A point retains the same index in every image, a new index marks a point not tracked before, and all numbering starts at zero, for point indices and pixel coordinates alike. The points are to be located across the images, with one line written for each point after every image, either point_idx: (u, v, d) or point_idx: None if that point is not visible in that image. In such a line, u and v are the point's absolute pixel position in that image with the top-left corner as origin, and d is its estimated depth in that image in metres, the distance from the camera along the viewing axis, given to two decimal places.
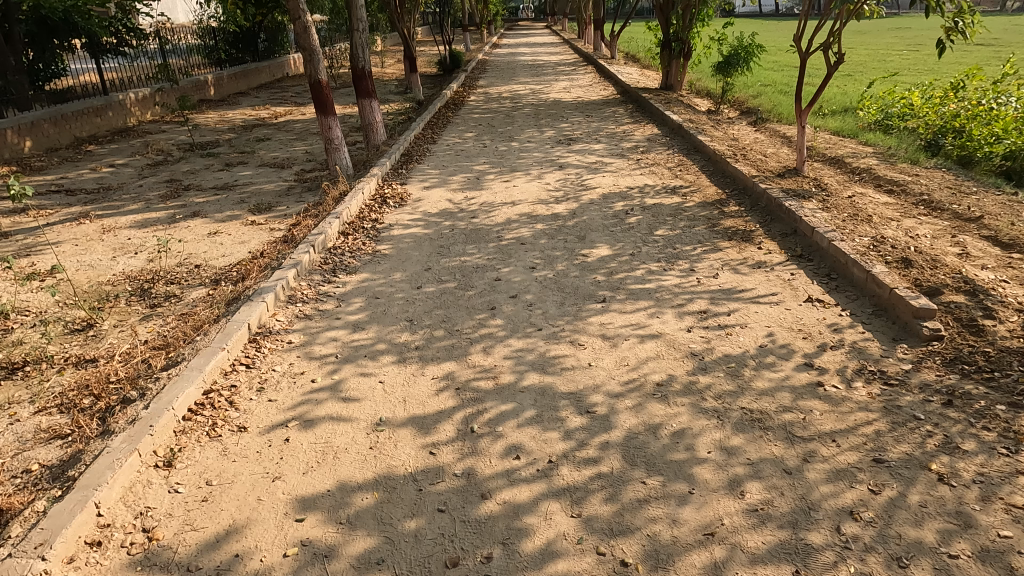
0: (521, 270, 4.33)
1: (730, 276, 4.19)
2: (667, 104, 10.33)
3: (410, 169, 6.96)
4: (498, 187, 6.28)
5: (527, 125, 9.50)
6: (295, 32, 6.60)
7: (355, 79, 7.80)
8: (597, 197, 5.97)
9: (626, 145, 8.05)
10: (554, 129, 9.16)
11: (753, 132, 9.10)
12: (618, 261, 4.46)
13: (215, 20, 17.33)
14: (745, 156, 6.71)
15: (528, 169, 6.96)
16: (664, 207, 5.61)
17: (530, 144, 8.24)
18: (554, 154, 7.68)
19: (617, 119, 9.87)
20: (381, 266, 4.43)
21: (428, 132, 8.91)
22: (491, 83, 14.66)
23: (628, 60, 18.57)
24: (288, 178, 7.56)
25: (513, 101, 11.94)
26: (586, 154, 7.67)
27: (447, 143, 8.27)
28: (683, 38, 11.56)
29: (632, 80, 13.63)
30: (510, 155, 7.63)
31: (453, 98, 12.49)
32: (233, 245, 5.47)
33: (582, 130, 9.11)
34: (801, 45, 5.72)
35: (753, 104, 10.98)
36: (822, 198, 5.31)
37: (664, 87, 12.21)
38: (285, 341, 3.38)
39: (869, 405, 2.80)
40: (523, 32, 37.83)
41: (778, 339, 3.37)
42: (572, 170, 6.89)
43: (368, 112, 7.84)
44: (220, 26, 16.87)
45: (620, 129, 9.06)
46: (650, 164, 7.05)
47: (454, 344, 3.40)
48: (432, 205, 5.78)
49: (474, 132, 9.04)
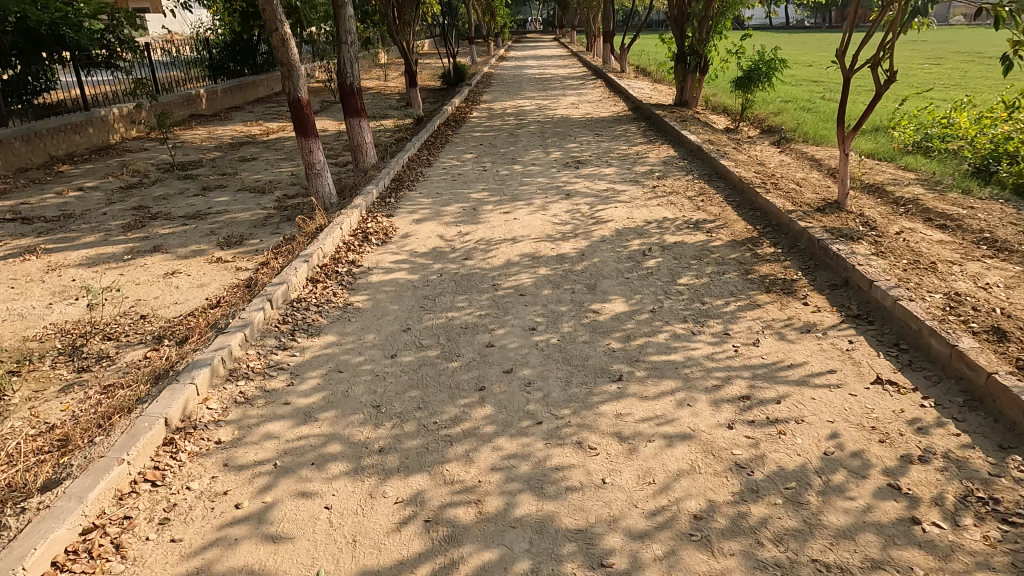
0: (519, 332, 3.58)
1: (773, 343, 3.43)
2: (682, 123, 9.61)
3: (401, 197, 6.26)
4: (497, 220, 5.56)
5: (533, 145, 8.80)
6: (272, 44, 5.92)
7: (343, 96, 7.12)
8: (608, 233, 5.22)
9: (640, 170, 7.32)
10: (560, 150, 8.44)
11: (778, 154, 8.36)
12: (634, 321, 3.71)
13: (212, 32, 16.81)
14: (776, 185, 5.96)
15: (531, 198, 6.24)
16: (686, 247, 4.87)
17: (535, 168, 7.52)
18: (560, 179, 6.96)
19: (629, 139, 9.16)
20: (351, 325, 3.69)
21: (425, 153, 8.22)
22: (496, 98, 13.98)
23: (638, 74, 17.89)
24: (268, 205, 6.88)
25: (518, 118, 11.24)
26: (596, 179, 6.95)
27: (443, 166, 7.57)
28: (699, 52, 10.88)
29: (644, 95, 12.95)
30: (512, 181, 6.92)
31: (454, 114, 11.82)
32: (190, 289, 4.75)
33: (591, 151, 8.39)
34: (844, 62, 4.97)
35: (775, 122, 10.24)
36: (873, 239, 4.55)
37: (678, 103, 11.50)
38: (212, 442, 2.64)
39: (990, 561, 2.03)
40: (531, 45, 37.41)
41: (846, 442, 2.61)
42: (580, 200, 6.16)
43: (357, 132, 7.15)
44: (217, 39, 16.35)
45: (632, 150, 8.34)
46: (667, 192, 6.32)
47: (428, 445, 2.65)
48: (421, 242, 5.06)
49: (475, 153, 8.34)
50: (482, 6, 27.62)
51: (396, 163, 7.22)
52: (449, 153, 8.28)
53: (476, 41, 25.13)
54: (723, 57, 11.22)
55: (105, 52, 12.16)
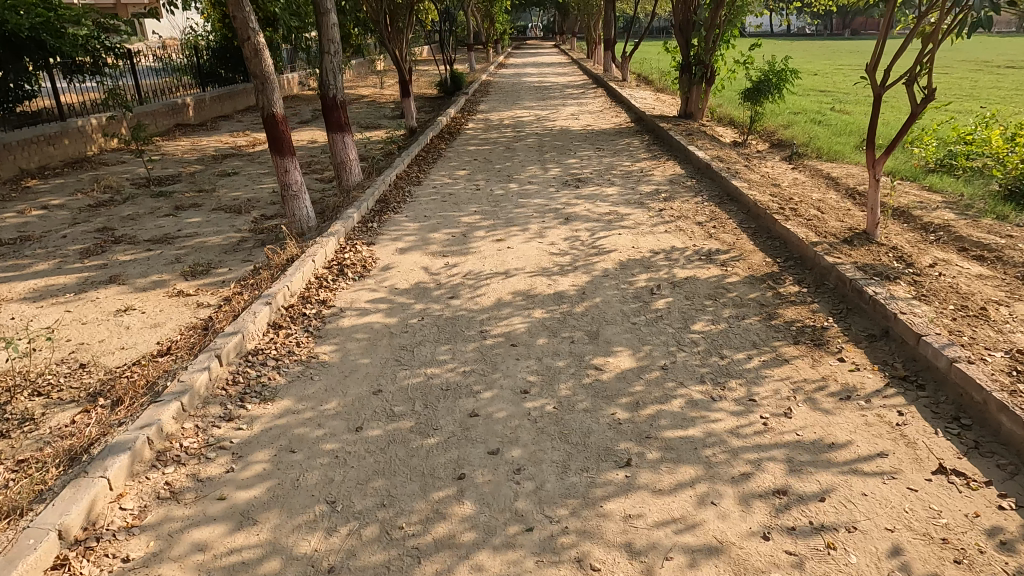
0: (508, 396, 3.06)
1: (808, 413, 2.91)
2: (689, 137, 9.13)
3: (386, 221, 5.75)
4: (489, 249, 5.04)
5: (530, 161, 8.29)
6: (244, 54, 5.41)
7: (325, 110, 6.61)
8: (612, 265, 4.71)
9: (645, 189, 6.81)
10: (559, 166, 7.93)
11: (790, 171, 7.87)
12: (643, 381, 3.19)
13: (202, 39, 16.35)
14: (794, 209, 5.46)
15: (527, 222, 5.72)
16: (700, 284, 4.35)
17: (531, 186, 7.01)
18: (558, 200, 6.45)
19: (633, 154, 8.66)
20: (313, 386, 3.16)
21: (416, 169, 7.72)
22: (493, 108, 13.49)
23: (641, 83, 17.42)
24: (243, 227, 6.36)
25: (516, 130, 10.74)
26: (597, 200, 6.44)
27: (434, 184, 7.06)
28: (705, 62, 10.41)
29: (647, 106, 12.48)
30: (507, 202, 6.41)
31: (449, 126, 11.32)
32: (141, 330, 4.23)
33: (592, 167, 7.89)
34: (876, 77, 4.46)
35: (785, 135, 9.75)
36: (910, 277, 4.03)
37: (683, 114, 11.01)
38: (118, 561, 2.11)
39: None
40: (531, 52, 37.02)
41: (913, 562, 2.09)
42: (581, 225, 5.65)
43: (340, 149, 6.65)
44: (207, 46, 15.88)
45: (636, 167, 7.83)
46: (675, 217, 5.80)
47: (391, 564, 2.12)
48: (403, 275, 4.55)
49: (468, 169, 7.84)
50: (481, 12, 27.19)
51: (383, 181, 6.70)
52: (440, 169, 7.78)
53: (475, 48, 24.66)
54: (730, 67, 10.74)
55: (87, 59, 11.67)
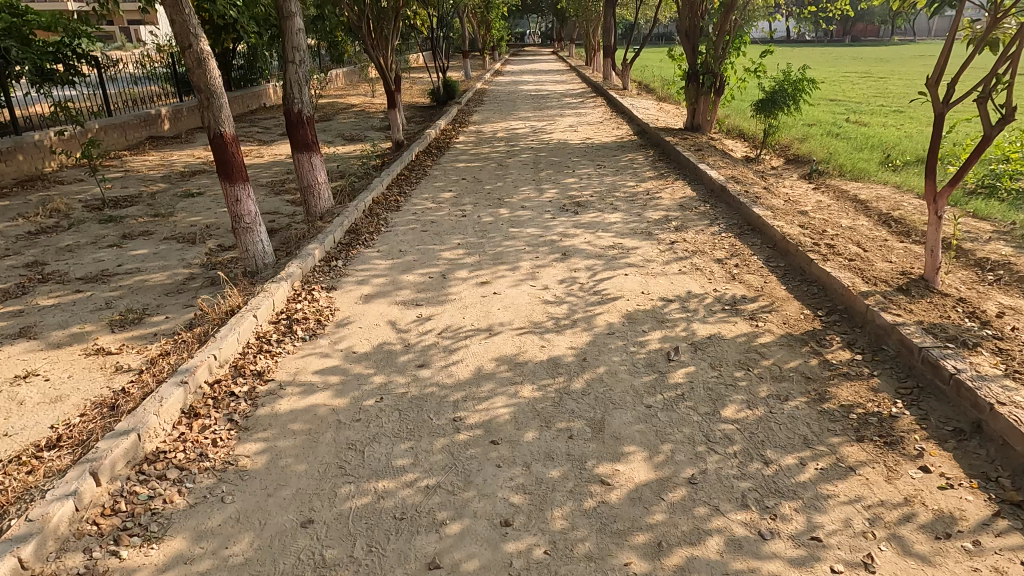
0: (483, 532, 2.25)
1: (896, 562, 2.11)
2: (698, 153, 8.36)
3: (354, 257, 4.95)
4: (472, 297, 4.25)
5: (523, 181, 7.51)
6: (185, 64, 4.63)
7: (289, 126, 5.84)
8: (618, 319, 3.91)
9: (652, 216, 6.03)
10: (555, 188, 7.15)
11: (812, 193, 7.11)
12: (664, 505, 2.38)
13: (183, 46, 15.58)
14: (831, 244, 4.68)
15: (517, 260, 4.94)
16: (726, 346, 3.55)
17: (524, 212, 6.23)
18: (553, 230, 5.67)
19: (638, 172, 7.88)
20: (223, 513, 2.35)
21: (396, 191, 6.94)
22: (487, 119, 12.72)
23: (642, 92, 16.65)
24: (195, 261, 5.56)
25: (510, 145, 9.96)
26: (598, 229, 5.65)
27: (415, 209, 6.28)
28: (714, 70, 9.65)
29: (650, 117, 11.74)
30: (495, 231, 5.62)
31: (438, 139, 10.55)
32: (37, 407, 3.39)
33: (593, 189, 7.11)
34: (937, 93, 3.69)
35: (802, 150, 9.01)
36: (991, 341, 3.24)
37: (690, 127, 10.26)
38: None
39: None
40: (529, 58, 36.39)
41: None
42: (580, 263, 4.86)
43: (306, 171, 5.88)
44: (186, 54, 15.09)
45: (641, 189, 7.06)
46: (689, 252, 5.01)
47: None
48: (364, 334, 3.74)
49: (455, 190, 7.05)
50: (477, 18, 26.46)
51: (356, 206, 5.92)
52: (423, 191, 6.99)
53: (470, 54, 23.93)
54: (740, 77, 10.00)
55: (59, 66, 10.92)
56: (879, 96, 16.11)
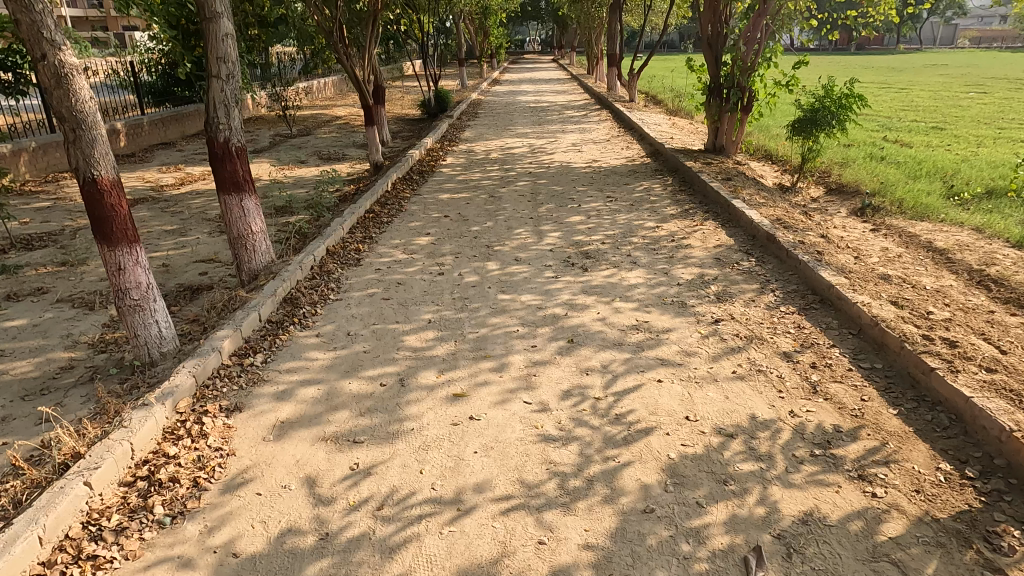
0: None
1: None
2: (726, 182, 7.06)
3: (282, 346, 3.61)
4: (439, 426, 2.91)
5: (518, 220, 6.20)
6: (38, 81, 3.25)
7: (213, 162, 4.51)
8: (656, 478, 2.56)
9: (682, 276, 4.70)
10: (557, 232, 5.84)
11: (874, 238, 5.81)
12: None
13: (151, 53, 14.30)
14: (947, 335, 3.34)
15: (507, 351, 3.60)
16: (836, 544, 2.21)
17: (519, 268, 4.91)
18: (556, 296, 4.34)
19: (655, 208, 6.57)
20: None
21: (360, 234, 5.61)
22: (480, 137, 11.41)
23: (650, 104, 15.35)
24: (83, 339, 4.20)
25: (504, 168, 8.65)
26: (613, 297, 4.33)
27: (380, 264, 4.95)
28: (741, 84, 8.34)
29: (663, 134, 10.46)
30: (480, 299, 4.30)
31: (424, 160, 9.26)
32: None
33: (604, 232, 5.80)
34: None
35: (846, 177, 7.72)
36: None
37: (711, 148, 8.96)
38: None
39: None
40: (528, 66, 35.19)
41: None
42: (593, 357, 3.53)
43: (236, 218, 4.57)
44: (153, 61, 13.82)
45: (663, 233, 5.75)
46: (740, 339, 3.68)
47: None
48: (262, 510, 2.40)
49: (433, 234, 5.73)
50: (474, 24, 25.14)
51: (301, 263, 4.60)
52: (394, 235, 5.67)
53: (465, 62, 22.62)
54: (769, 91, 8.70)
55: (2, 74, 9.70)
56: (907, 109, 14.85)
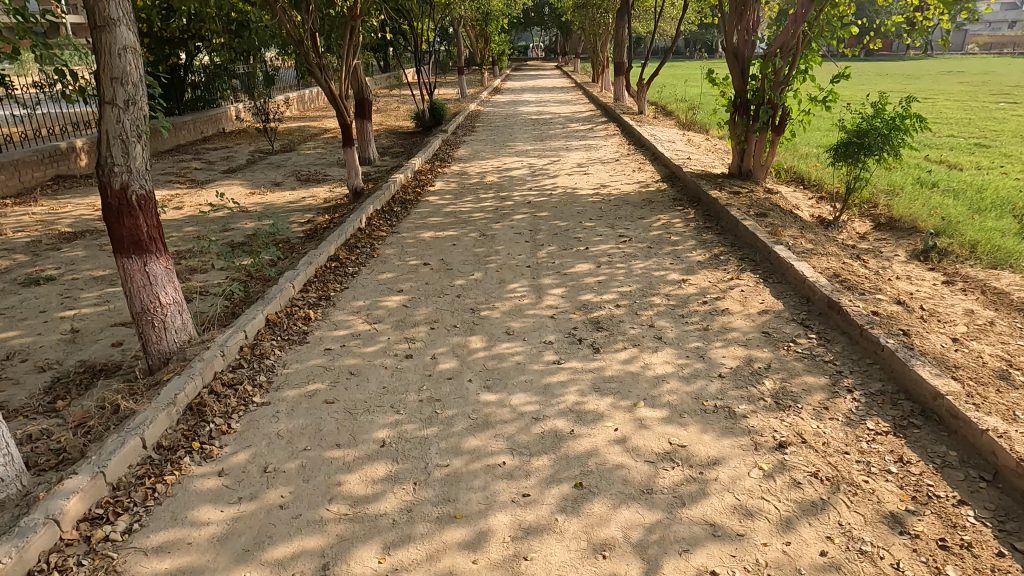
0: None
1: None
2: (761, 218, 5.96)
3: (163, 498, 2.51)
4: None
5: (514, 270, 5.11)
6: None
7: (106, 217, 3.40)
8: None
9: (723, 362, 3.60)
10: (560, 288, 4.75)
11: (953, 295, 4.70)
12: None
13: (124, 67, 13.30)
14: None
15: (487, 503, 2.51)
16: None
17: (511, 346, 3.81)
18: (557, 397, 3.25)
19: (678, 253, 5.47)
20: None
21: (315, 293, 4.52)
22: (477, 155, 10.33)
23: (660, 117, 14.29)
24: None
25: (501, 196, 7.57)
26: (635, 398, 3.23)
27: (332, 341, 3.85)
28: (773, 99, 7.22)
29: (678, 154, 9.38)
30: (456, 401, 3.20)
31: (410, 184, 8.19)
32: None
33: (618, 289, 4.70)
34: None
35: (898, 209, 6.62)
36: None
37: (736, 173, 7.85)
38: None
39: None
40: (530, 73, 34.17)
41: None
42: (612, 516, 2.44)
43: (137, 289, 3.48)
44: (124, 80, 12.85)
45: (692, 290, 4.65)
46: (821, 484, 2.58)
47: None
48: None
49: (407, 292, 4.63)
50: (473, 30, 24.05)
51: (224, 346, 3.50)
52: (359, 293, 4.58)
53: (464, 69, 21.50)
54: (804, 107, 7.58)
55: None
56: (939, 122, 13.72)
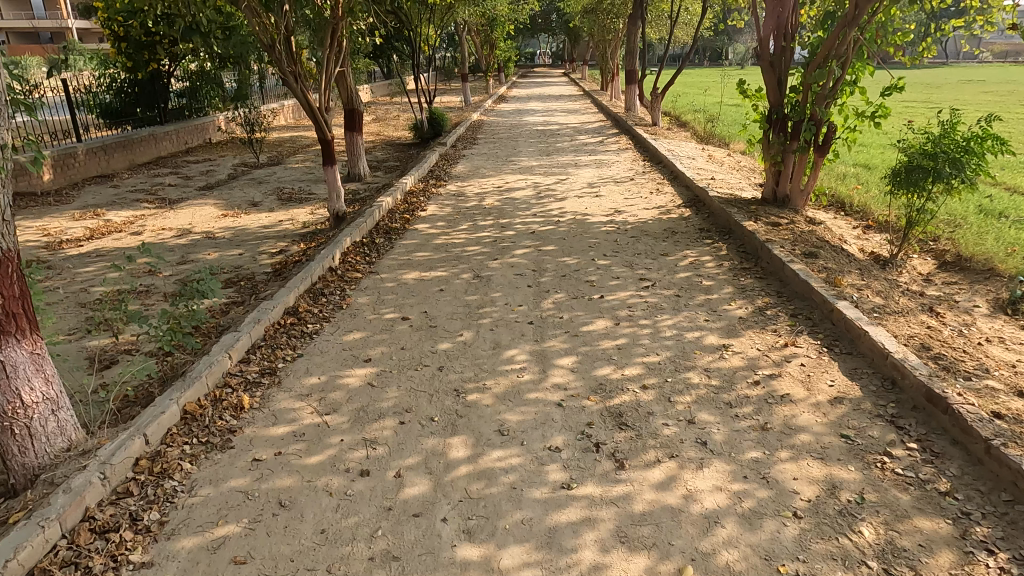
0: None
1: None
2: (809, 258, 4.99)
3: None
4: None
5: (512, 328, 4.15)
6: None
7: None
8: None
9: (797, 488, 2.61)
10: (568, 355, 3.79)
11: None
12: None
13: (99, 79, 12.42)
14: None
15: None
16: None
17: (505, 454, 2.84)
18: (568, 553, 2.28)
19: (713, 305, 4.50)
20: None
21: (257, 365, 3.54)
22: (476, 172, 9.41)
23: (675, 128, 13.36)
24: None
25: (500, 224, 6.62)
26: (679, 558, 2.25)
27: (263, 447, 2.86)
28: (816, 114, 6.25)
29: (700, 173, 8.42)
30: (422, 561, 2.23)
31: (399, 208, 7.27)
32: None
33: (642, 359, 3.73)
34: None
35: (968, 246, 5.63)
36: None
37: (770, 197, 6.88)
38: None
39: None
40: (538, 80, 33.32)
41: None
42: None
43: None
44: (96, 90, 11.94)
45: (737, 362, 3.67)
46: None
47: None
48: None
49: (377, 362, 3.66)
50: (478, 36, 23.14)
51: (105, 465, 2.53)
52: (313, 364, 3.60)
53: (468, 75, 20.55)
54: (849, 124, 6.59)
55: None
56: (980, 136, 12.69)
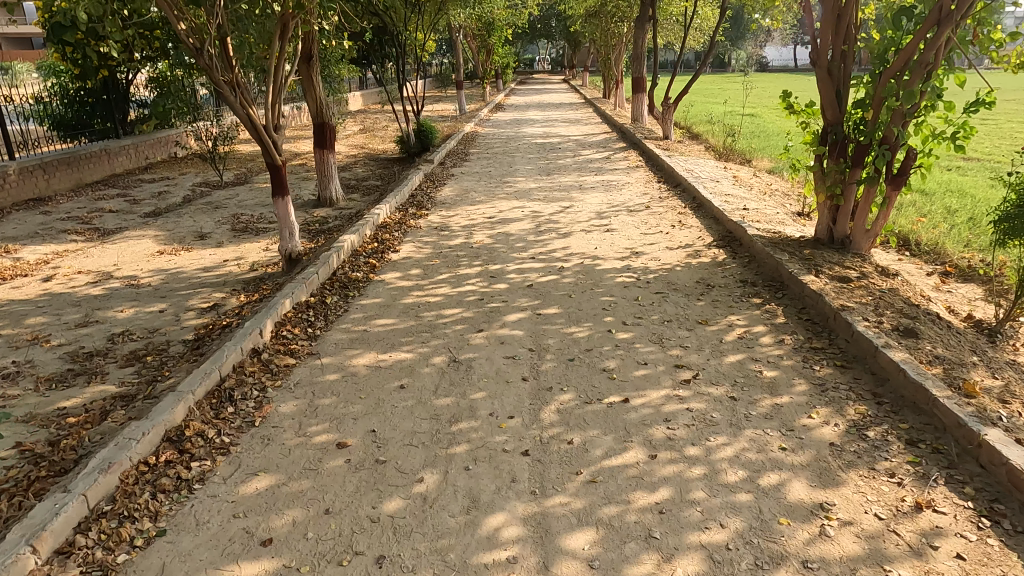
0: None
1: None
2: (907, 338, 3.65)
3: None
4: None
5: (497, 465, 2.79)
6: None
7: None
8: None
9: None
10: (582, 526, 2.43)
11: None
12: None
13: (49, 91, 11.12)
14: None
15: None
16: None
17: None
18: None
19: (787, 417, 3.14)
20: None
21: (81, 562, 2.20)
22: (465, 197, 8.10)
23: (689, 143, 12.07)
24: None
25: (489, 272, 5.27)
26: None
27: None
28: (891, 138, 4.92)
29: (730, 201, 7.09)
30: None
31: (366, 247, 5.95)
32: None
33: (700, 537, 2.37)
34: None
35: None
36: None
37: (825, 238, 5.55)
38: None
39: None
40: (537, 88, 32.06)
41: None
42: None
43: None
44: (43, 103, 10.65)
45: (851, 546, 2.31)
46: None
47: None
48: None
49: (280, 548, 2.30)
50: (475, 41, 21.83)
51: None
52: (175, 556, 2.25)
53: (463, 81, 19.16)
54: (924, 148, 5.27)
55: None
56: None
